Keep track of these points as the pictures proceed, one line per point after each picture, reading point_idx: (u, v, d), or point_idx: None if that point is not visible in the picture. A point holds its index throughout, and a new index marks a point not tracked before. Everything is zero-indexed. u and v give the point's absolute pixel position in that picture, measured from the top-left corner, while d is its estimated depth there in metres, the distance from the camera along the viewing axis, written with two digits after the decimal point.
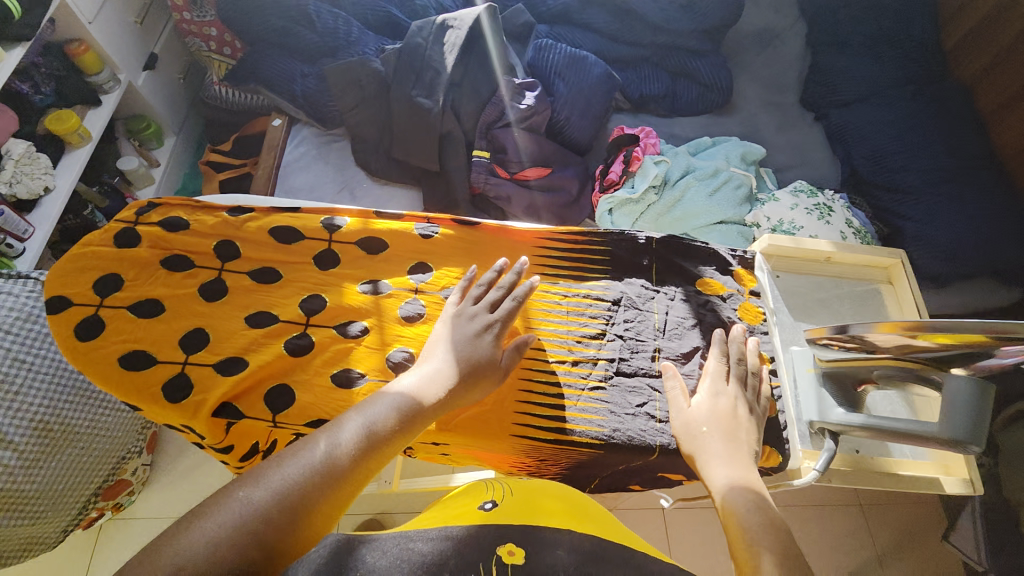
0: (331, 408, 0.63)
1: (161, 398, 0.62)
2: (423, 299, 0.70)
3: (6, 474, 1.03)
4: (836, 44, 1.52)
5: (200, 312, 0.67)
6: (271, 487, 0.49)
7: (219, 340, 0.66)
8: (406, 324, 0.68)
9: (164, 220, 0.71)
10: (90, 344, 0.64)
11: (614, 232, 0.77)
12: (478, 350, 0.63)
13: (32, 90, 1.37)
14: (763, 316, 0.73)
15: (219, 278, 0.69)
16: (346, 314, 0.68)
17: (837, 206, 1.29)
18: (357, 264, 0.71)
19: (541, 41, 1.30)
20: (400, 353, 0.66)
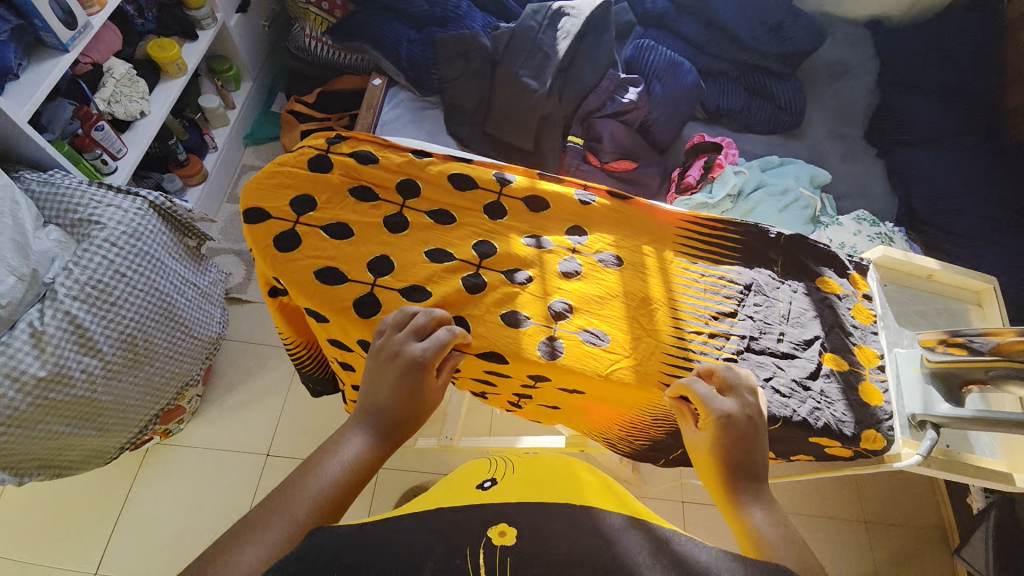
0: (501, 346, 0.65)
1: (352, 314, 0.66)
2: (579, 259, 0.72)
3: (88, 383, 0.99)
4: (907, 86, 1.58)
5: (385, 241, 0.70)
6: (257, 546, 0.43)
7: (401, 267, 0.69)
8: (565, 279, 0.70)
9: (357, 153, 0.75)
10: (286, 255, 0.69)
11: (748, 223, 0.76)
12: (406, 373, 0.56)
13: (136, 12, 1.38)
14: (875, 318, 0.72)
15: (401, 212, 0.73)
16: (512, 262, 0.71)
17: (896, 237, 1.35)
18: (521, 218, 0.74)
19: (642, 42, 1.35)
20: (560, 304, 0.68)
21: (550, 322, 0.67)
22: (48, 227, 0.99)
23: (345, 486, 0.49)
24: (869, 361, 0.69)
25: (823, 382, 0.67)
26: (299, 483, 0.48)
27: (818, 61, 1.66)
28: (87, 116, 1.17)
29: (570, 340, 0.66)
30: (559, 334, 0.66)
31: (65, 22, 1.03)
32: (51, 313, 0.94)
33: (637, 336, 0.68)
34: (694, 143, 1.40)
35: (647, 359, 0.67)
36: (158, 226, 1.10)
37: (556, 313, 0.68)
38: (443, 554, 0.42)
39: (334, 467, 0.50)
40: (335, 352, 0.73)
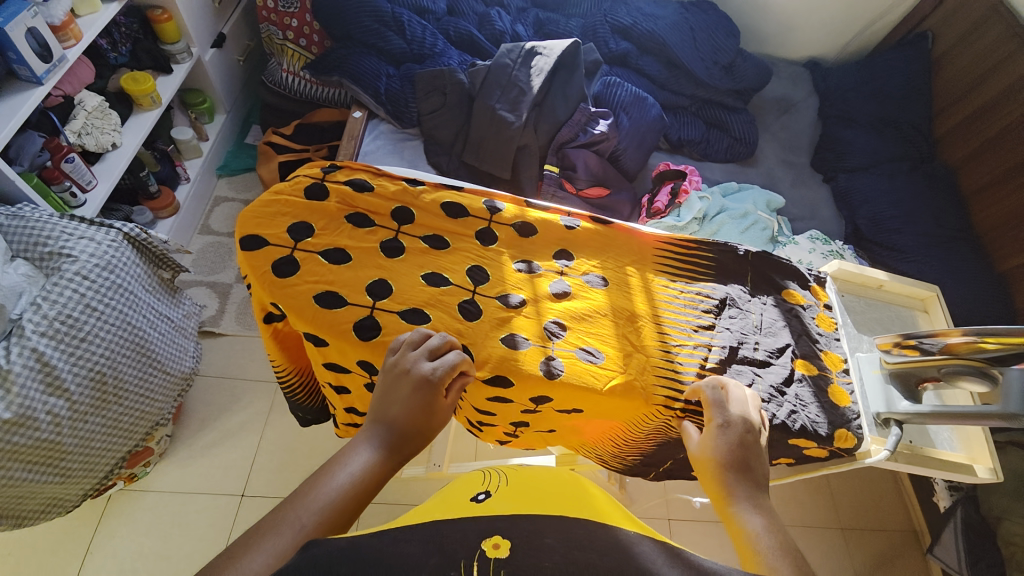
0: (499, 365, 0.67)
1: (352, 337, 0.67)
2: (568, 280, 0.75)
3: (53, 425, 0.94)
4: (845, 119, 1.74)
5: (382, 266, 0.73)
6: (263, 552, 0.43)
7: (399, 291, 0.71)
8: (557, 299, 0.74)
9: (352, 182, 0.78)
10: (284, 281, 0.70)
11: (719, 243, 0.82)
12: (418, 389, 0.59)
13: (110, 47, 1.38)
14: (836, 326, 0.79)
15: (396, 238, 0.75)
16: (505, 286, 0.74)
17: (846, 254, 1.47)
18: (512, 243, 0.77)
19: (608, 78, 1.45)
20: (553, 324, 0.72)
21: (546, 341, 0.70)
22: (15, 261, 0.95)
23: (352, 497, 0.49)
24: (835, 366, 0.75)
25: (798, 387, 0.72)
26: (309, 491, 0.48)
27: (766, 96, 1.83)
28: (58, 148, 1.16)
29: (566, 358, 0.69)
30: (555, 353, 0.69)
31: (40, 55, 1.02)
32: (16, 351, 0.90)
33: (627, 352, 0.71)
34: (661, 171, 1.48)
35: (638, 373, 0.70)
36: (132, 259, 1.07)
37: (550, 333, 0.71)
38: (436, 564, 0.42)
39: (344, 476, 0.51)
40: (332, 376, 0.74)
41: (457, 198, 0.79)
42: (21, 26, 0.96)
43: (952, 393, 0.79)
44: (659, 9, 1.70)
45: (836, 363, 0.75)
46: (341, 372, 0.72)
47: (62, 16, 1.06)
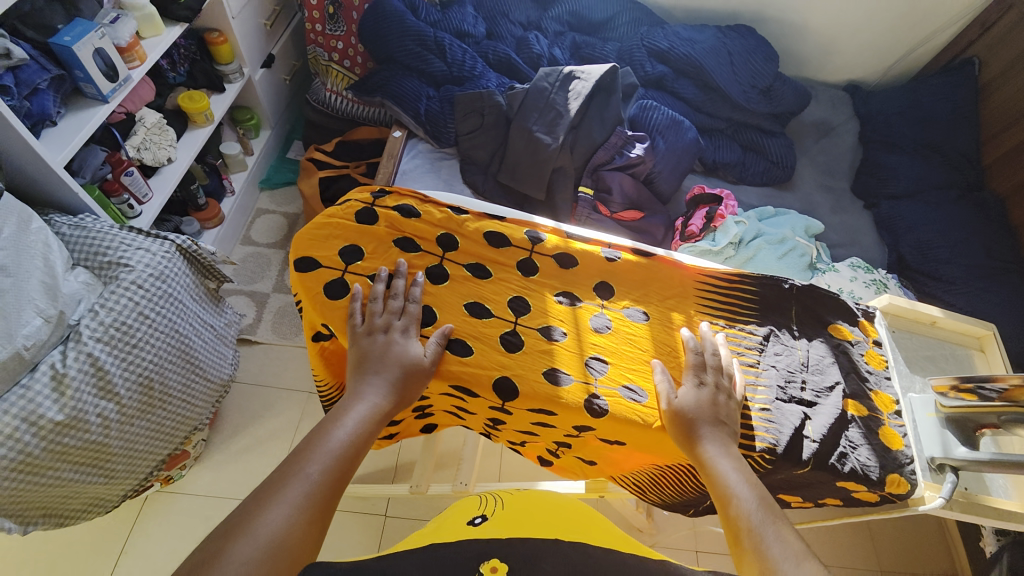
0: (539, 399, 0.67)
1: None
2: (608, 314, 0.75)
3: (102, 427, 0.97)
4: (887, 144, 1.70)
5: (427, 292, 0.74)
6: (284, 503, 0.52)
7: (442, 319, 0.72)
8: (599, 334, 0.73)
9: (401, 208, 0.80)
10: (335, 303, 0.72)
11: (763, 276, 0.80)
12: (400, 354, 0.67)
13: (170, 67, 1.45)
14: (886, 363, 0.75)
15: (440, 265, 0.76)
16: (548, 319, 0.73)
17: (890, 284, 1.42)
18: (553, 276, 0.77)
19: (645, 102, 1.46)
20: (596, 360, 0.71)
21: (588, 377, 0.69)
22: (76, 269, 1.00)
23: (345, 456, 0.58)
24: (885, 407, 0.72)
25: (848, 428, 0.69)
26: (306, 456, 0.57)
27: (804, 120, 1.80)
28: (118, 162, 1.23)
29: (610, 397, 0.68)
30: (598, 390, 0.68)
31: (107, 75, 1.08)
32: (73, 356, 0.93)
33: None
34: (695, 193, 1.47)
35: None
36: (182, 269, 1.12)
37: (593, 369, 0.70)
38: None
39: (342, 432, 0.60)
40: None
41: (499, 227, 0.80)
42: (89, 46, 1.02)
43: (1010, 439, 0.75)
44: (697, 32, 1.71)
45: (887, 404, 0.72)
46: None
47: (128, 38, 1.13)
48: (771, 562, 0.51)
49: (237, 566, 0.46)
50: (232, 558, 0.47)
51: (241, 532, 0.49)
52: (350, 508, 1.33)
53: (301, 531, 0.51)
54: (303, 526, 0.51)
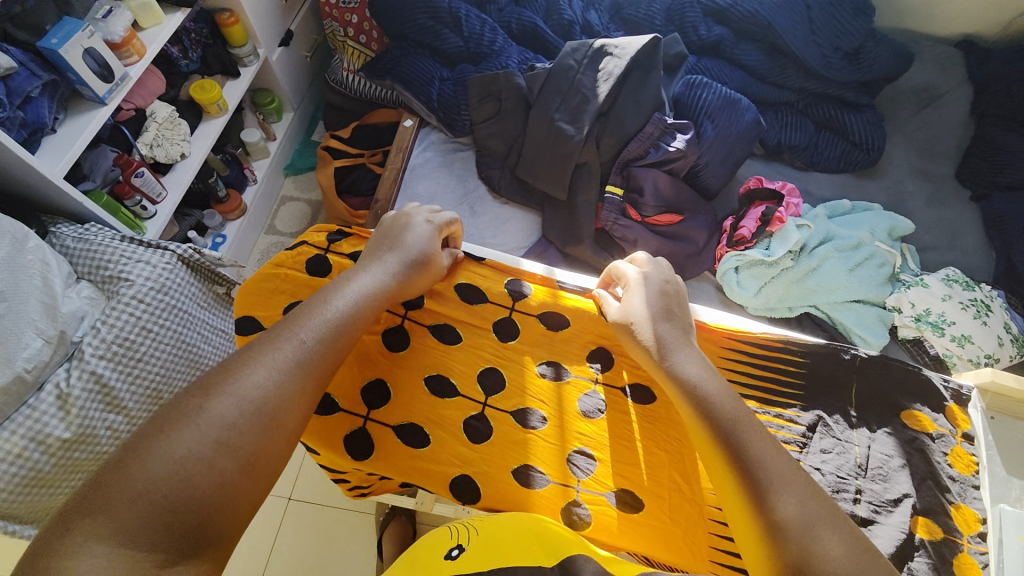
0: (509, 501, 0.63)
1: (343, 451, 0.65)
2: (602, 392, 0.67)
3: (112, 438, 0.98)
4: (1012, 118, 1.34)
5: (383, 366, 0.68)
6: (268, 367, 0.51)
7: (398, 398, 0.67)
8: (586, 420, 0.66)
9: (354, 254, 0.73)
10: None
11: (814, 344, 0.65)
12: (411, 240, 0.67)
13: (181, 54, 1.39)
14: (978, 467, 0.59)
15: (402, 328, 0.70)
16: (525, 401, 0.67)
17: (995, 305, 1.13)
18: (537, 342, 0.71)
19: (693, 77, 1.22)
20: (581, 455, 0.64)
21: (569, 479, 0.63)
22: (79, 283, 1.00)
23: (347, 320, 0.58)
24: (967, 528, 0.56)
25: (912, 558, 0.55)
26: (304, 317, 0.56)
27: (902, 86, 1.46)
28: (127, 164, 1.20)
29: (593, 504, 0.62)
30: (579, 496, 0.62)
31: (102, 76, 1.02)
32: (77, 374, 0.94)
33: (651, 494, 0.62)
34: (750, 188, 1.25)
35: (661, 522, 0.61)
36: (186, 279, 1.10)
37: (575, 468, 0.64)
38: None
39: (342, 302, 0.59)
40: (330, 471, 0.70)
41: (477, 279, 0.74)
42: (77, 47, 0.97)
43: None
44: None
45: (972, 524, 0.56)
46: (339, 472, 0.70)
47: (122, 32, 1.06)
48: (765, 497, 0.48)
49: (219, 425, 0.46)
50: (213, 416, 0.46)
51: (220, 390, 0.48)
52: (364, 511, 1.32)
53: (288, 397, 0.50)
54: (292, 393, 0.51)
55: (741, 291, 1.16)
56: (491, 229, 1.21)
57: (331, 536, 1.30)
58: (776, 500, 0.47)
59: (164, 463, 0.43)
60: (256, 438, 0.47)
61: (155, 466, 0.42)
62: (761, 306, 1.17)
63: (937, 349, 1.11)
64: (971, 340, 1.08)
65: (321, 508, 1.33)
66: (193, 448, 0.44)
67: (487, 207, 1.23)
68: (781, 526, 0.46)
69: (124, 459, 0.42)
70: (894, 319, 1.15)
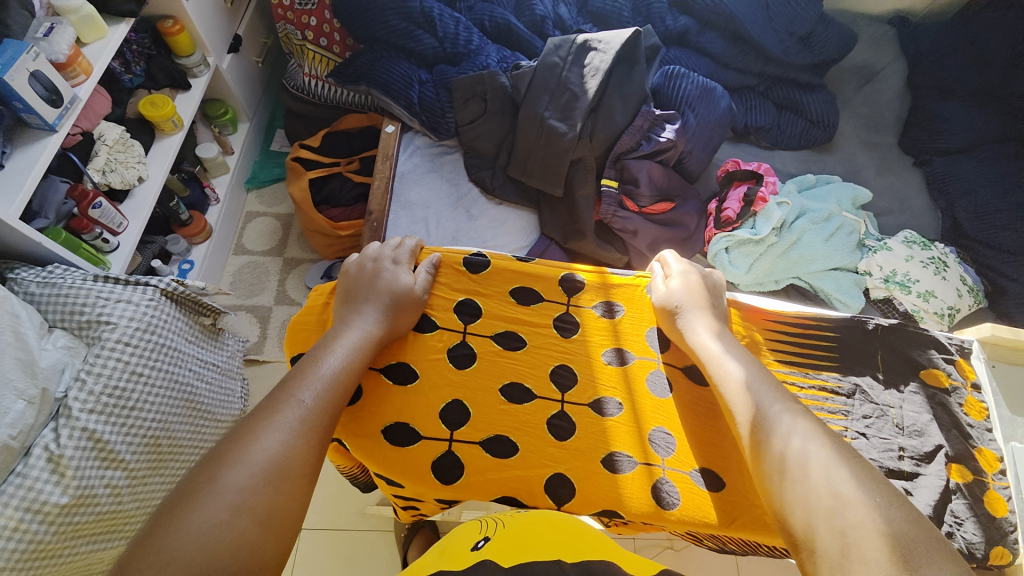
0: (602, 495, 0.64)
1: (432, 478, 0.64)
2: (666, 375, 0.71)
3: (113, 496, 0.90)
4: (942, 90, 1.49)
5: (455, 382, 0.69)
6: (276, 430, 0.52)
7: (477, 415, 0.67)
8: (659, 400, 0.69)
9: None
10: (351, 410, 0.66)
11: (842, 317, 0.72)
12: (378, 276, 0.69)
13: (123, 69, 1.26)
14: (987, 412, 0.68)
15: (465, 341, 0.71)
16: (598, 392, 0.70)
17: (950, 260, 1.26)
18: (599, 334, 0.73)
19: (670, 68, 1.26)
20: (659, 434, 0.67)
21: (652, 458, 0.66)
22: (53, 332, 0.91)
23: (343, 373, 0.60)
24: (990, 467, 0.65)
25: (952, 501, 0.63)
26: (302, 375, 0.58)
27: (845, 66, 1.58)
28: (82, 194, 1.09)
29: (679, 483, 0.64)
30: (665, 475, 0.65)
31: (50, 101, 0.92)
32: (66, 433, 0.85)
33: (728, 468, 0.65)
34: (729, 170, 1.31)
35: (743, 493, 0.64)
36: (172, 313, 1.03)
37: (656, 446, 0.66)
38: None
39: (337, 357, 0.61)
40: (402, 499, 0.69)
41: (528, 281, 0.76)
42: (23, 71, 0.86)
43: None
44: None
45: (992, 463, 0.65)
46: (411, 500, 0.69)
47: (67, 50, 0.95)
48: (764, 424, 0.55)
49: (235, 489, 0.47)
50: (227, 484, 0.47)
51: (232, 460, 0.49)
52: (382, 527, 1.29)
53: (297, 454, 0.52)
54: (302, 452, 0.53)
55: (734, 270, 1.22)
56: (491, 231, 1.20)
57: (350, 558, 1.26)
58: (779, 430, 0.54)
59: (190, 535, 0.43)
60: (271, 498, 0.48)
61: (181, 538, 0.43)
62: (751, 282, 1.25)
63: (906, 306, 1.22)
64: (934, 295, 1.20)
65: (335, 532, 1.28)
66: (215, 515, 0.45)
67: (484, 209, 1.21)
68: (781, 442, 0.53)
69: (153, 532, 0.44)
70: (866, 282, 1.26)
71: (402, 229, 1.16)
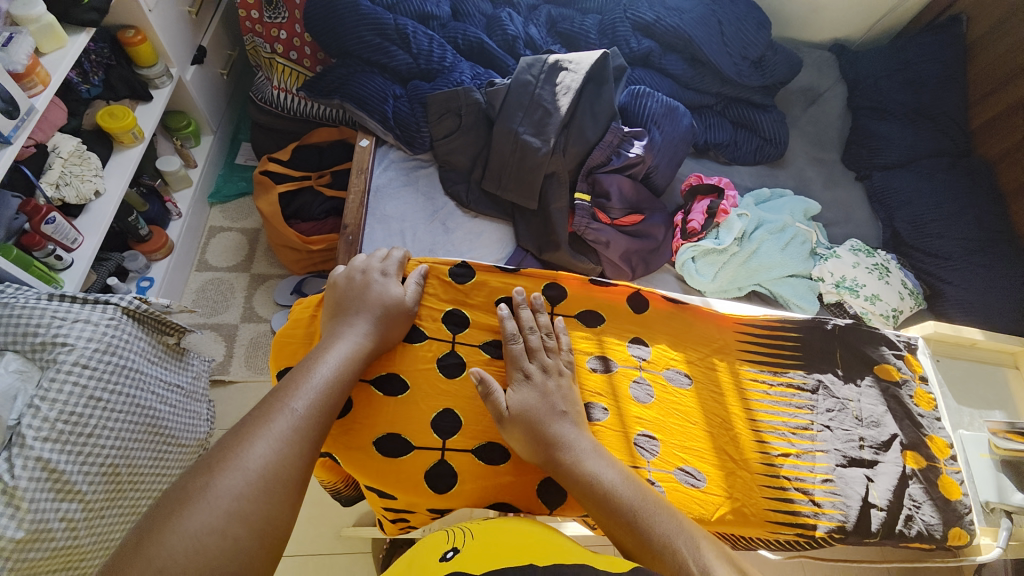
0: None
1: (426, 487, 0.65)
2: (649, 379, 0.72)
3: (70, 530, 0.84)
4: (877, 111, 1.63)
5: (446, 391, 0.69)
6: (266, 440, 0.51)
7: (468, 424, 0.68)
8: (642, 405, 0.70)
9: None
10: (342, 423, 0.66)
11: (804, 319, 0.78)
12: (369, 287, 0.69)
13: (80, 78, 1.21)
14: (935, 402, 0.75)
15: (455, 351, 0.72)
16: (585, 398, 0.69)
17: (892, 266, 1.37)
18: (584, 341, 0.74)
19: (636, 87, 1.32)
20: (643, 438, 0.68)
21: (639, 461, 0.66)
22: (3, 355, 0.85)
23: (335, 384, 0.60)
24: (942, 453, 0.72)
25: (910, 486, 0.69)
26: (294, 385, 0.58)
27: (792, 88, 1.71)
28: (36, 209, 1.03)
29: (666, 484, 0.65)
30: (652, 477, 0.65)
31: (3, 111, 0.87)
32: (20, 463, 0.80)
33: (711, 467, 0.67)
34: (692, 184, 1.38)
35: (725, 489, 0.66)
36: (134, 333, 0.98)
37: (642, 449, 0.67)
38: None
39: (328, 367, 0.60)
40: (392, 511, 0.69)
41: (513, 290, 0.77)
42: None
43: None
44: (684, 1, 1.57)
45: (943, 449, 0.72)
46: (402, 513, 0.69)
47: (26, 61, 0.91)
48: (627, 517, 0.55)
49: (229, 496, 0.47)
50: (221, 491, 0.47)
51: (222, 467, 0.49)
52: (359, 549, 1.25)
53: (290, 461, 0.52)
54: (293, 461, 0.52)
55: (701, 278, 1.29)
56: (468, 244, 1.21)
57: None
58: (642, 521, 0.55)
59: (181, 543, 0.44)
60: (265, 506, 0.48)
61: (173, 545, 0.43)
62: (717, 290, 1.31)
63: (855, 308, 1.31)
64: (880, 298, 1.30)
65: (311, 558, 1.24)
66: (207, 523, 0.45)
67: (461, 221, 1.23)
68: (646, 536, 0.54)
69: (142, 541, 0.43)
70: (820, 288, 1.35)
71: (378, 242, 1.15)
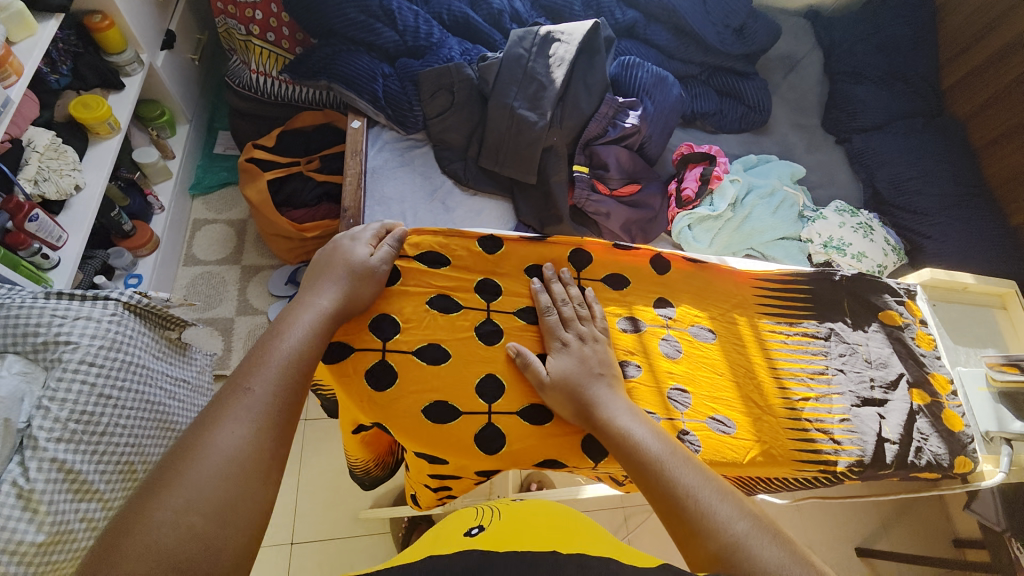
0: None
1: (476, 450, 0.67)
2: (676, 336, 0.75)
3: (91, 530, 0.82)
4: (854, 74, 1.67)
5: (486, 358, 0.70)
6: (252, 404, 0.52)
7: (511, 387, 0.69)
8: (672, 361, 0.73)
9: (422, 257, 0.75)
10: (384, 395, 0.67)
11: (814, 272, 0.82)
12: (340, 254, 0.68)
13: (49, 69, 1.14)
14: (935, 342, 0.81)
15: (490, 319, 0.73)
16: (621, 355, 0.72)
17: (875, 224, 1.43)
18: (612, 302, 0.76)
19: (626, 58, 1.33)
20: (676, 391, 0.71)
21: (673, 413, 0.69)
22: (4, 358, 0.82)
23: (307, 348, 0.59)
24: (943, 389, 0.77)
25: (918, 420, 0.74)
26: (268, 351, 0.57)
27: (772, 55, 1.73)
28: (18, 207, 0.98)
29: (699, 431, 0.68)
30: (687, 426, 0.68)
31: None
32: (34, 466, 0.77)
33: (739, 414, 0.71)
34: (684, 153, 1.39)
35: (751, 433, 0.70)
36: (138, 328, 0.94)
37: (675, 402, 0.70)
38: None
39: (300, 332, 0.60)
40: (438, 477, 0.71)
41: (540, 257, 0.78)
42: None
43: None
44: None
45: (945, 384, 0.77)
46: (446, 479, 0.71)
47: None
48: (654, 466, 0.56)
49: (217, 462, 0.47)
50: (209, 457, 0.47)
51: (212, 434, 0.49)
52: (378, 530, 1.26)
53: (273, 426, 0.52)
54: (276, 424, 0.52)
55: (697, 244, 1.31)
56: (469, 221, 1.21)
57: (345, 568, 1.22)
58: (669, 471, 0.55)
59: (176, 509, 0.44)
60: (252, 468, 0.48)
61: (167, 514, 0.43)
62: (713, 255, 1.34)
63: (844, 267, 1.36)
64: (866, 255, 1.36)
65: (331, 543, 1.24)
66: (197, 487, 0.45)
67: (460, 199, 1.22)
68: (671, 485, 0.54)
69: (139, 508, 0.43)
70: (809, 248, 1.39)
71: (379, 224, 1.14)
